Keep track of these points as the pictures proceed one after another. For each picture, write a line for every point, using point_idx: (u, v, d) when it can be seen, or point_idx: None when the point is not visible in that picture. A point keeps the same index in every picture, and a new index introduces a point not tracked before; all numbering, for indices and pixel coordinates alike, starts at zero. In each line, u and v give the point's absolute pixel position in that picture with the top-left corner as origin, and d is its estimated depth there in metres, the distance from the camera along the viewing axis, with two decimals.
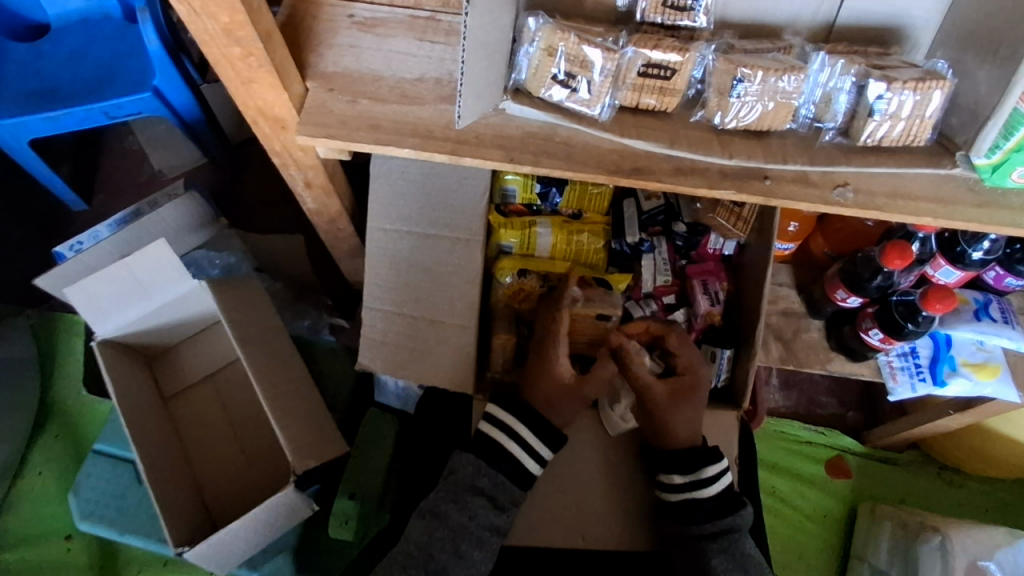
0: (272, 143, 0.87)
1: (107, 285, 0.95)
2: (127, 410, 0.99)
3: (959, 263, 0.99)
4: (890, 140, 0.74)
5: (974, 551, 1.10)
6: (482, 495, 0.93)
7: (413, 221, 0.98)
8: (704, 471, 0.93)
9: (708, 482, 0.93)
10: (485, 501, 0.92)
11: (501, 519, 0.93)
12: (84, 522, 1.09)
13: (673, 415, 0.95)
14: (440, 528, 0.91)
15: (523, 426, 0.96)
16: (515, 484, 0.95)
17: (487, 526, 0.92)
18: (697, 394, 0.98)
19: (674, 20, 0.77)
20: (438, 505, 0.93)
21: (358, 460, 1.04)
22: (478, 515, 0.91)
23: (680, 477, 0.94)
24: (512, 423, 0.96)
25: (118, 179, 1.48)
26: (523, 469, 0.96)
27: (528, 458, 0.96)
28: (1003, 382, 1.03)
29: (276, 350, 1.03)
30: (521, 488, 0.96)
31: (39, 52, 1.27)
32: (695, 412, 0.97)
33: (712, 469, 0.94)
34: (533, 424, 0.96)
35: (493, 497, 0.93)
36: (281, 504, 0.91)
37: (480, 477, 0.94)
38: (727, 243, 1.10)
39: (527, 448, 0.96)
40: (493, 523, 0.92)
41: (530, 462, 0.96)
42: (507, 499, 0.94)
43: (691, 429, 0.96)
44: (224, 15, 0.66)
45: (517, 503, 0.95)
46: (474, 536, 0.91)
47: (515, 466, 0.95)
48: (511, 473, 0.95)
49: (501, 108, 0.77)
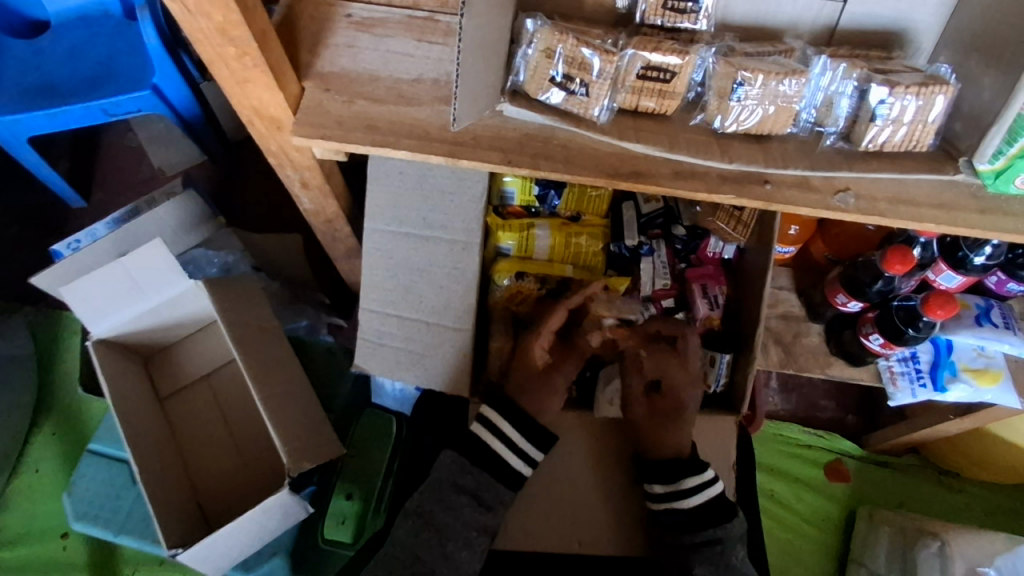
0: (268, 144, 0.86)
1: (101, 284, 0.94)
2: (122, 410, 0.98)
3: (961, 269, 0.98)
4: (892, 146, 0.73)
5: (974, 558, 1.10)
6: (466, 493, 0.92)
7: (410, 223, 0.97)
8: (683, 482, 0.92)
9: (687, 493, 0.92)
10: (469, 500, 0.92)
11: (487, 519, 0.92)
12: (79, 522, 1.08)
13: (658, 432, 0.95)
14: (427, 528, 0.91)
15: (507, 423, 0.95)
16: (502, 484, 0.94)
17: (473, 525, 0.91)
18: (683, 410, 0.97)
19: (675, 22, 0.76)
20: (423, 504, 0.92)
21: (358, 459, 1.09)
22: (463, 515, 0.91)
23: (660, 488, 0.94)
24: (497, 420, 0.95)
25: (116, 178, 1.48)
26: (508, 466, 0.95)
27: (511, 455, 0.95)
28: (1004, 388, 1.02)
29: (272, 351, 1.02)
30: (509, 488, 0.94)
31: (36, 49, 1.26)
32: (682, 429, 0.96)
33: (692, 481, 0.93)
34: (519, 423, 0.95)
35: (478, 497, 0.92)
36: (276, 506, 0.91)
37: (463, 475, 0.93)
38: (727, 246, 1.09)
39: (511, 444, 0.95)
40: (478, 522, 0.91)
41: (512, 457, 0.95)
42: (493, 498, 0.93)
43: (679, 441, 0.95)
44: (218, 14, 0.65)
45: (504, 503, 0.94)
46: (461, 536, 0.90)
47: (500, 464, 0.94)
48: (499, 473, 0.94)
49: (499, 110, 0.76)
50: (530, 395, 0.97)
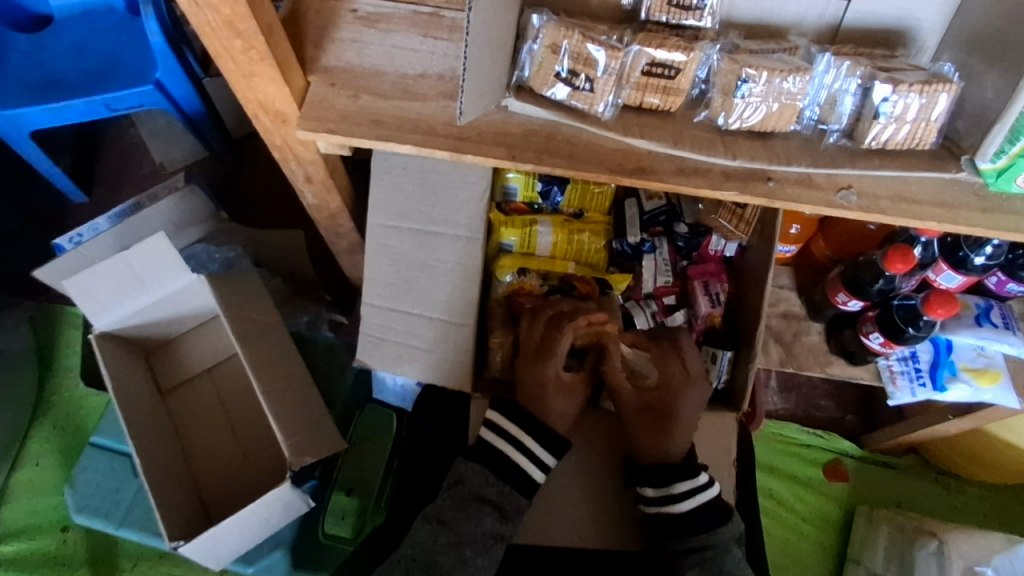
0: (273, 137, 0.86)
1: (104, 277, 0.94)
2: (124, 403, 0.98)
3: (961, 268, 0.98)
4: (895, 143, 0.74)
5: (971, 556, 1.11)
6: (488, 503, 0.92)
7: (413, 218, 0.97)
8: (675, 486, 0.92)
9: (679, 498, 0.91)
10: (491, 509, 0.92)
11: (506, 528, 0.92)
12: (81, 515, 1.10)
13: (647, 428, 0.95)
14: (446, 534, 0.90)
15: (529, 437, 0.95)
16: (521, 493, 0.94)
17: (491, 534, 0.91)
18: (675, 414, 0.95)
19: (680, 19, 0.77)
20: (444, 511, 0.92)
21: (358, 455, 1.10)
22: (484, 523, 0.91)
23: (651, 490, 0.93)
24: (518, 433, 0.95)
25: (118, 172, 1.48)
26: (529, 478, 0.95)
27: (532, 466, 0.95)
28: (1004, 388, 1.02)
29: (275, 346, 1.02)
30: (527, 498, 0.95)
31: (40, 43, 1.26)
32: (670, 431, 0.95)
33: (684, 486, 0.92)
34: (538, 434, 0.96)
35: (500, 506, 0.93)
36: (278, 499, 0.91)
37: (487, 486, 0.93)
38: (728, 244, 1.09)
39: (534, 457, 0.95)
40: (497, 530, 0.91)
41: (533, 469, 0.95)
42: (514, 508, 0.93)
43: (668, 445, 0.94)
44: (225, 7, 0.65)
45: (522, 512, 0.94)
46: (478, 543, 0.90)
47: (522, 477, 0.94)
48: (520, 484, 0.94)
49: (504, 105, 0.77)
50: (534, 399, 0.97)
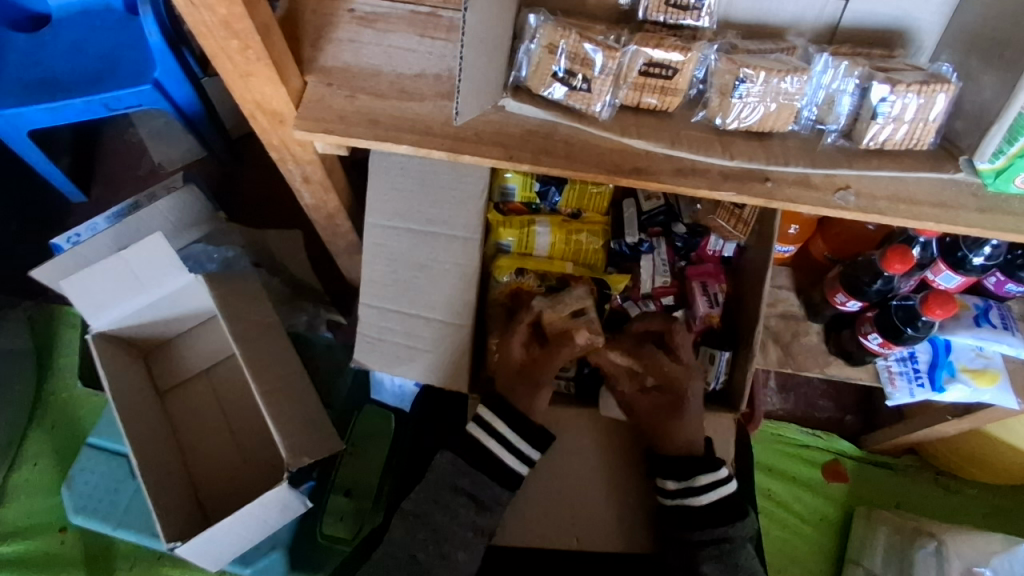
0: (270, 137, 0.85)
1: (101, 277, 0.94)
2: (121, 404, 0.97)
3: (960, 269, 0.98)
4: (893, 143, 0.74)
5: (970, 557, 1.10)
6: (463, 494, 0.92)
7: (411, 218, 0.97)
8: (697, 479, 0.92)
9: (700, 490, 0.92)
10: (466, 500, 0.92)
11: (484, 519, 0.92)
12: (79, 515, 1.10)
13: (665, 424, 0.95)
14: (422, 529, 0.91)
15: (502, 424, 0.94)
16: (499, 483, 0.93)
17: (470, 526, 0.91)
18: (686, 407, 0.96)
19: (677, 19, 0.77)
20: (420, 505, 0.92)
21: (355, 455, 1.10)
22: (460, 515, 0.91)
23: (673, 483, 0.93)
24: (493, 421, 0.94)
25: (117, 172, 1.48)
26: (504, 467, 0.94)
27: (507, 454, 0.94)
28: (1002, 389, 1.02)
29: (273, 347, 1.02)
30: (506, 488, 0.94)
31: (38, 43, 1.26)
32: (691, 421, 0.96)
33: (706, 478, 0.93)
34: (514, 423, 0.94)
35: (475, 496, 0.92)
36: (275, 500, 0.90)
37: (460, 476, 0.93)
38: (727, 244, 1.09)
39: (508, 445, 0.94)
40: (475, 522, 0.92)
41: (509, 457, 0.94)
42: (490, 497, 0.93)
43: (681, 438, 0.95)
44: (222, 7, 0.65)
45: (503, 503, 0.94)
46: (458, 537, 0.91)
47: (496, 465, 0.94)
48: (496, 473, 0.94)
49: (501, 105, 0.76)
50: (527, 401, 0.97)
